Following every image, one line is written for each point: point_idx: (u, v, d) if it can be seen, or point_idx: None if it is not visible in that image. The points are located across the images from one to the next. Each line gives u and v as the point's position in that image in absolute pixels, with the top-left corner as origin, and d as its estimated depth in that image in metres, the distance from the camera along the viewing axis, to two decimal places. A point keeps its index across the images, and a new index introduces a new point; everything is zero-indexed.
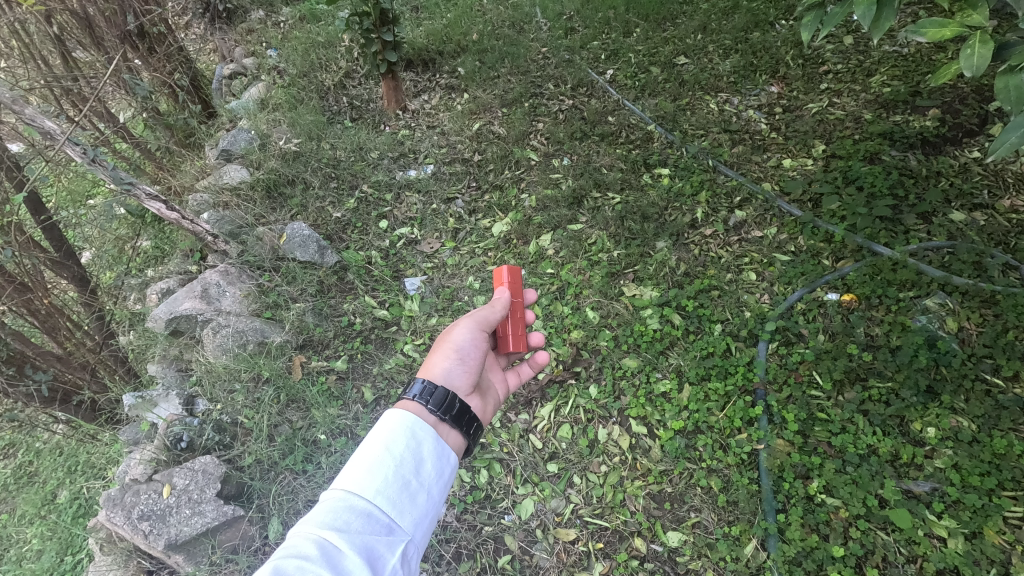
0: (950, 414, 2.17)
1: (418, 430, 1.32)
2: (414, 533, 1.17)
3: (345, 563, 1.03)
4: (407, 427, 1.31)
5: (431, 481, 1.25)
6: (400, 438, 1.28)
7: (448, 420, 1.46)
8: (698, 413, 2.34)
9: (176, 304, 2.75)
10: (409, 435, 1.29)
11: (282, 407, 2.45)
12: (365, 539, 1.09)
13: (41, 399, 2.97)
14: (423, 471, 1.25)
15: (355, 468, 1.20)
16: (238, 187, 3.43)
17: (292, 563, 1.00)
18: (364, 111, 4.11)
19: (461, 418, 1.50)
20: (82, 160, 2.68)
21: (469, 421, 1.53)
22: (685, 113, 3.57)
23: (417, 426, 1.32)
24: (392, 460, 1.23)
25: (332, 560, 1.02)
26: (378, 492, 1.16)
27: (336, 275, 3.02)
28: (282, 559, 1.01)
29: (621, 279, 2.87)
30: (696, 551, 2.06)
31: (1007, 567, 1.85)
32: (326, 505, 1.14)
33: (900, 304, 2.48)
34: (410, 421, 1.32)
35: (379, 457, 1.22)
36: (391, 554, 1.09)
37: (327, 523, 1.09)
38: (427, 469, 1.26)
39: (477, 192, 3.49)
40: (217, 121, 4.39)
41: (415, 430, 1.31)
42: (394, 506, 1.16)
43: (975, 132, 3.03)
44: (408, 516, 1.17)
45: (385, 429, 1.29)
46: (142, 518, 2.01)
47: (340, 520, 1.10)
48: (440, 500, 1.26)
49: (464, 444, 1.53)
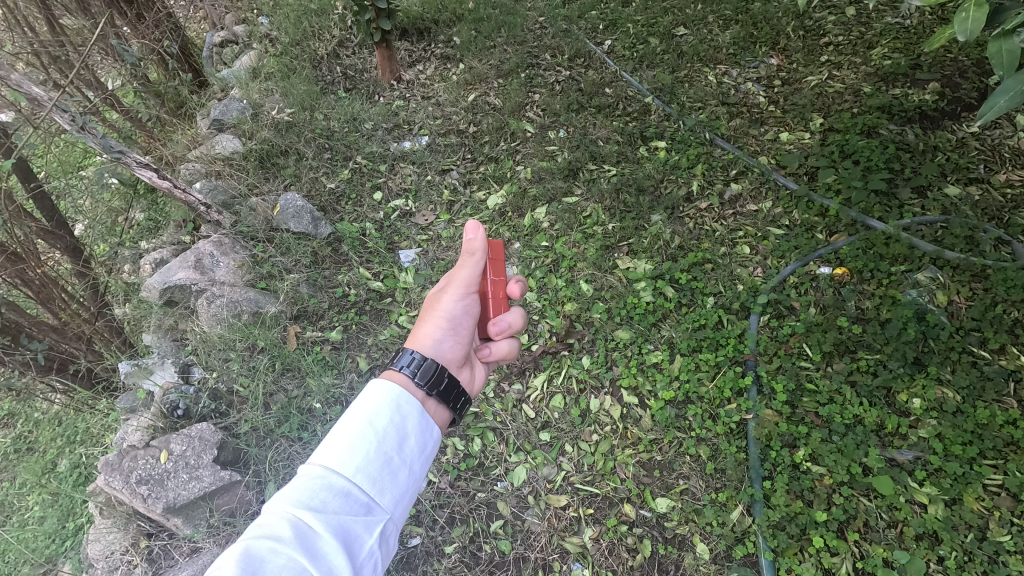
0: (936, 385, 2.20)
1: (403, 403, 1.29)
2: (394, 510, 1.17)
3: (319, 546, 1.04)
4: (392, 399, 1.29)
5: (413, 457, 1.24)
6: (383, 411, 1.26)
7: (435, 396, 1.47)
8: (688, 384, 2.37)
9: (170, 274, 2.75)
10: (394, 409, 1.27)
11: (277, 375, 2.48)
12: (342, 520, 1.09)
13: (39, 367, 2.99)
14: (406, 446, 1.24)
15: (333, 443, 1.19)
16: (231, 157, 3.41)
17: (265, 546, 1.02)
18: (358, 81, 4.04)
19: (448, 394, 1.50)
20: (70, 126, 2.63)
21: (456, 396, 1.53)
22: (683, 84, 3.53)
23: (403, 399, 1.29)
24: (375, 436, 1.21)
25: (307, 543, 1.03)
26: (357, 470, 1.16)
27: (331, 246, 3.01)
28: (257, 542, 1.02)
29: (615, 252, 2.87)
30: (684, 516, 2.11)
31: (984, 532, 1.92)
32: (304, 481, 1.14)
33: (891, 278, 2.50)
34: (395, 394, 1.30)
35: (362, 432, 1.21)
36: (368, 536, 1.10)
37: (303, 503, 1.09)
38: (410, 445, 1.25)
39: (472, 164, 3.46)
40: (207, 90, 4.32)
41: (400, 404, 1.29)
42: (374, 486, 1.16)
43: (974, 106, 3.01)
44: (388, 494, 1.17)
45: (365, 402, 1.27)
46: (140, 482, 2.05)
47: (317, 500, 1.10)
48: (422, 475, 1.25)
49: (450, 418, 1.54)
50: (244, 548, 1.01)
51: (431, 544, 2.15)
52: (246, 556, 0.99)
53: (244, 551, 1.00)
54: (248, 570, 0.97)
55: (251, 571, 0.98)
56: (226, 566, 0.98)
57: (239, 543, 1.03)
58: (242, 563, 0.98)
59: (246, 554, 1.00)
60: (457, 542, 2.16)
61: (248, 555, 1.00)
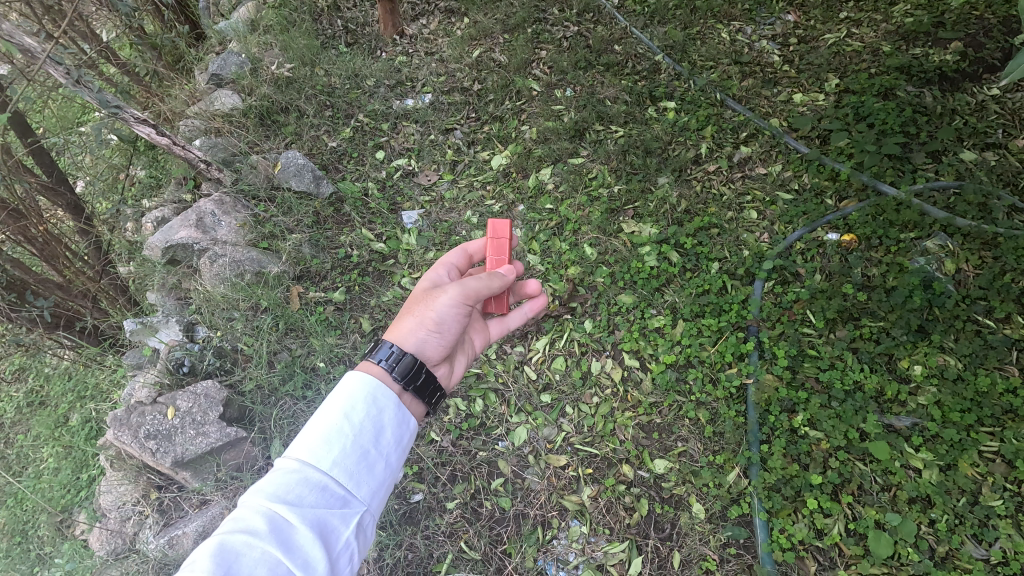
0: (938, 352, 2.20)
1: (381, 396, 1.30)
2: (371, 501, 1.20)
3: (294, 539, 1.05)
4: (368, 390, 1.30)
5: (389, 449, 1.27)
6: (361, 403, 1.28)
7: (411, 391, 1.47)
8: (690, 348, 2.38)
9: (172, 233, 2.71)
10: (370, 402, 1.28)
11: (280, 335, 2.48)
12: (318, 513, 1.11)
13: (45, 324, 3.03)
14: (382, 439, 1.26)
15: (306, 436, 1.20)
16: (231, 114, 3.34)
17: (240, 540, 1.03)
18: (360, 36, 3.94)
19: (423, 389, 1.51)
20: (65, 80, 2.55)
21: (432, 392, 1.55)
22: (694, 42, 3.41)
23: (380, 392, 1.31)
24: (351, 430, 1.22)
25: (282, 537, 1.04)
26: (334, 465, 1.17)
27: (332, 206, 2.98)
28: (233, 538, 1.02)
29: (620, 215, 2.84)
30: (681, 477, 2.14)
31: (977, 496, 1.94)
32: (280, 474, 1.15)
33: (899, 245, 2.46)
34: (372, 387, 1.31)
35: (338, 426, 1.22)
36: (344, 528, 1.12)
37: (279, 497, 1.10)
38: (387, 437, 1.27)
39: (476, 123, 3.39)
40: (205, 43, 4.20)
41: (377, 397, 1.30)
42: (351, 479, 1.17)
43: (997, 67, 2.90)
44: (364, 487, 1.19)
45: (340, 394, 1.28)
46: (149, 437, 2.08)
47: (293, 494, 1.11)
48: (398, 465, 1.28)
49: (425, 410, 1.57)
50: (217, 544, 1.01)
51: (433, 500, 2.21)
52: (220, 550, 1.00)
53: (218, 545, 1.01)
54: (223, 564, 0.98)
55: (226, 565, 0.98)
56: (201, 559, 0.98)
57: (214, 537, 1.03)
58: (216, 557, 0.98)
59: (220, 548, 1.01)
60: (458, 498, 2.21)
61: (223, 548, 1.00)
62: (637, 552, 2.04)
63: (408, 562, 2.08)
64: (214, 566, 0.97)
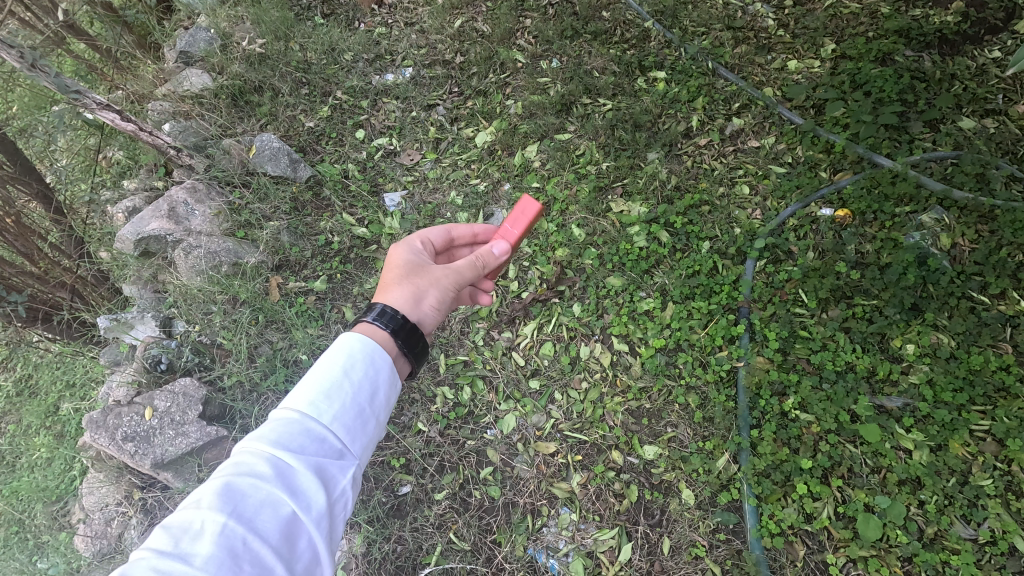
0: (931, 330, 2.16)
1: (377, 356, 1.20)
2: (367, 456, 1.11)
3: (299, 483, 0.97)
4: (364, 350, 1.20)
5: (383, 409, 1.17)
6: (359, 361, 1.17)
7: (406, 358, 1.38)
8: (680, 331, 2.33)
9: (143, 224, 2.61)
10: (368, 360, 1.18)
11: (261, 328, 2.43)
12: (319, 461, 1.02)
13: (22, 319, 2.94)
14: (380, 398, 1.16)
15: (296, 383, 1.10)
16: (201, 95, 3.22)
17: (244, 481, 0.94)
18: (337, 6, 3.77)
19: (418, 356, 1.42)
20: (18, 64, 2.31)
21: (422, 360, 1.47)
22: (686, 6, 3.25)
23: (377, 352, 1.20)
24: (351, 385, 1.12)
25: (286, 481, 0.96)
26: (334, 417, 1.07)
27: (311, 190, 2.89)
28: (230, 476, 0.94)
29: (609, 193, 2.75)
30: (671, 463, 2.13)
31: (967, 476, 1.93)
32: (279, 422, 1.04)
33: (894, 220, 2.39)
34: (371, 347, 1.21)
35: (338, 379, 1.11)
36: (343, 478, 1.03)
37: (280, 442, 1.00)
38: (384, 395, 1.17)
39: (458, 98, 3.25)
40: (174, 16, 4.01)
41: (374, 356, 1.20)
42: (349, 432, 1.08)
43: (998, 28, 2.78)
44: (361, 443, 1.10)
45: (334, 351, 1.17)
46: (127, 438, 2.04)
47: (295, 441, 1.01)
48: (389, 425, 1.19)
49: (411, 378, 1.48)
50: (215, 483, 0.93)
51: (421, 491, 2.20)
52: (226, 490, 0.91)
53: (221, 485, 0.91)
54: (228, 504, 0.89)
55: (233, 505, 0.90)
56: (205, 497, 0.89)
57: (213, 478, 0.94)
58: (223, 497, 0.90)
59: (222, 489, 0.92)
60: (448, 489, 2.20)
61: (226, 489, 0.91)
62: (627, 539, 2.04)
63: (397, 555, 2.09)
64: (220, 508, 0.88)
